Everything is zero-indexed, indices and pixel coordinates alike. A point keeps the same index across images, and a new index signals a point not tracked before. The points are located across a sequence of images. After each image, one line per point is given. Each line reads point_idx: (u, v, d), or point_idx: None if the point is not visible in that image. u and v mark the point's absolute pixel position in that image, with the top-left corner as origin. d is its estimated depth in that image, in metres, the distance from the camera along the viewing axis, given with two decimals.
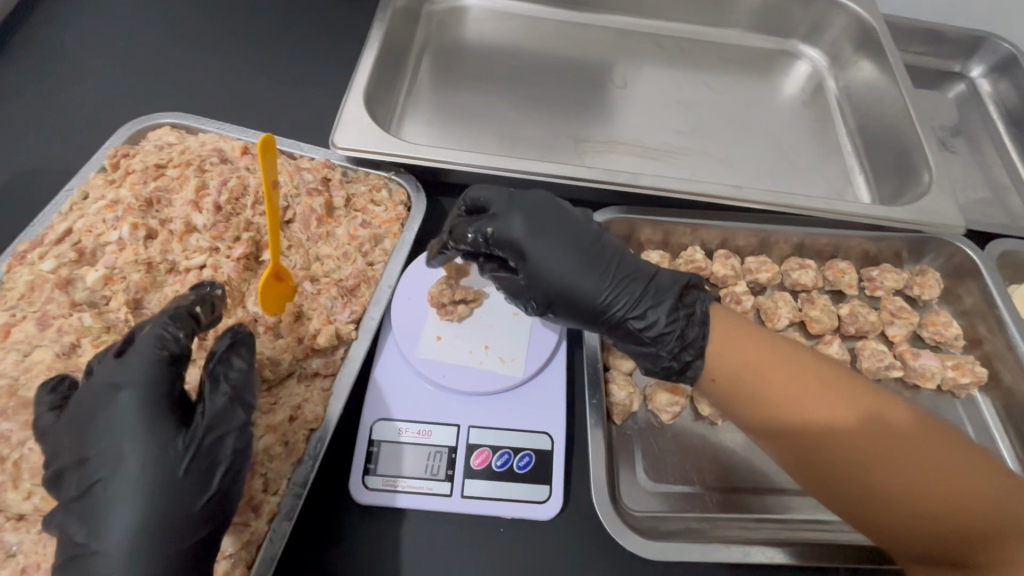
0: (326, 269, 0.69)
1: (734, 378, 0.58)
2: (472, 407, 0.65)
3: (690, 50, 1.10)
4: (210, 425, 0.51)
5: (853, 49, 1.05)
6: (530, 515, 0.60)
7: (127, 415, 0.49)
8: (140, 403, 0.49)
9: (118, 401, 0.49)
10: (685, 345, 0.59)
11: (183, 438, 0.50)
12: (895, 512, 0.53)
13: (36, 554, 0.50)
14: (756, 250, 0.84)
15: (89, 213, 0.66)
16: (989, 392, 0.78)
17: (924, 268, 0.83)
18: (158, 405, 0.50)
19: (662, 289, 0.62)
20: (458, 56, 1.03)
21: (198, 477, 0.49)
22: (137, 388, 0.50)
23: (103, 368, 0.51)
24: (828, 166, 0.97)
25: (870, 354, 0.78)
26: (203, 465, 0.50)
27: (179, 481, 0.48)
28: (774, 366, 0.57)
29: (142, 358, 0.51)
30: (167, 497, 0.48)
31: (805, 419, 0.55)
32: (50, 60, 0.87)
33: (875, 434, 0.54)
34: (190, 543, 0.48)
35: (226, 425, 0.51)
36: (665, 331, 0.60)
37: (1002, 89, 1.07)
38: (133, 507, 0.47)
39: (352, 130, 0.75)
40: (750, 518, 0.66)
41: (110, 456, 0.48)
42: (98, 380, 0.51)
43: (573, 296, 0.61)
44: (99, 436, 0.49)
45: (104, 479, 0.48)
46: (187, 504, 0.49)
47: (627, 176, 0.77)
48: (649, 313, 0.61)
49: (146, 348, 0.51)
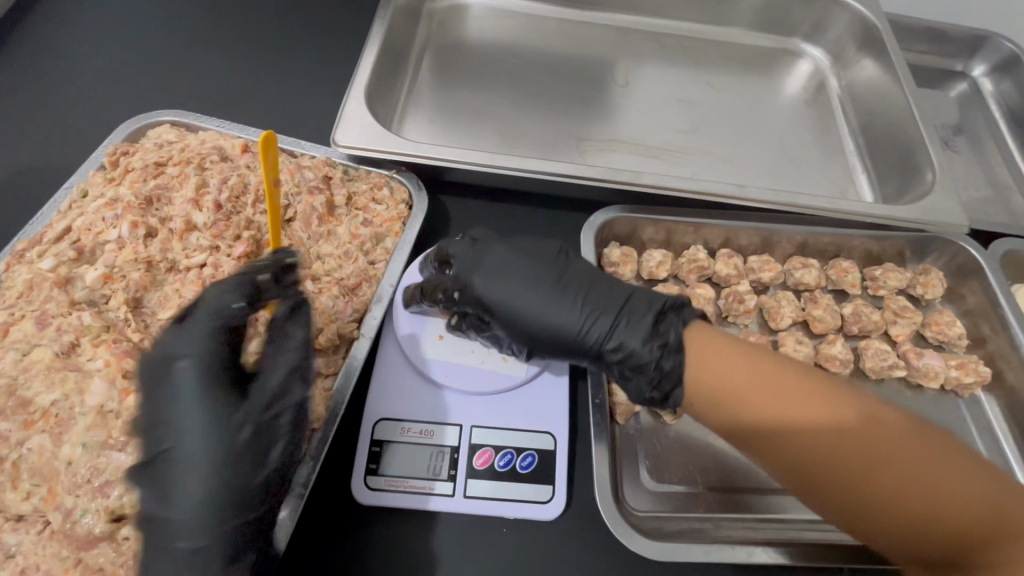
0: (327, 268, 0.69)
1: (716, 400, 0.57)
2: (474, 407, 0.65)
3: (692, 48, 1.10)
4: (267, 401, 0.51)
5: (855, 48, 1.05)
6: (533, 515, 0.60)
7: (190, 384, 0.49)
8: (198, 373, 0.50)
9: (182, 372, 0.50)
10: (662, 376, 0.59)
11: (243, 408, 0.50)
12: (896, 520, 0.52)
13: (35, 555, 0.49)
14: (758, 249, 0.84)
15: (88, 212, 0.65)
16: (992, 392, 0.78)
17: (926, 268, 0.83)
18: (216, 373, 0.50)
19: (635, 320, 0.61)
20: (459, 54, 1.02)
21: (257, 448, 0.49)
22: (196, 357, 0.50)
23: (171, 337, 0.52)
24: (831, 165, 0.96)
25: (874, 353, 0.77)
26: (259, 441, 0.50)
27: (236, 458, 0.48)
28: (757, 388, 0.55)
29: (200, 326, 0.52)
30: (224, 472, 0.48)
31: (801, 429, 0.54)
32: (48, 57, 0.86)
33: (871, 440, 0.53)
34: (245, 519, 0.48)
35: (283, 403, 0.52)
36: (642, 359, 0.60)
37: (1004, 88, 1.06)
38: (195, 480, 0.47)
39: (353, 128, 0.75)
40: (753, 518, 0.66)
41: (175, 424, 0.49)
42: (166, 346, 0.52)
43: (544, 336, 0.62)
44: (165, 411, 0.50)
45: (170, 447, 0.49)
46: (247, 476, 0.48)
47: (629, 175, 0.76)
48: (623, 344, 0.61)
49: (204, 319, 0.52)
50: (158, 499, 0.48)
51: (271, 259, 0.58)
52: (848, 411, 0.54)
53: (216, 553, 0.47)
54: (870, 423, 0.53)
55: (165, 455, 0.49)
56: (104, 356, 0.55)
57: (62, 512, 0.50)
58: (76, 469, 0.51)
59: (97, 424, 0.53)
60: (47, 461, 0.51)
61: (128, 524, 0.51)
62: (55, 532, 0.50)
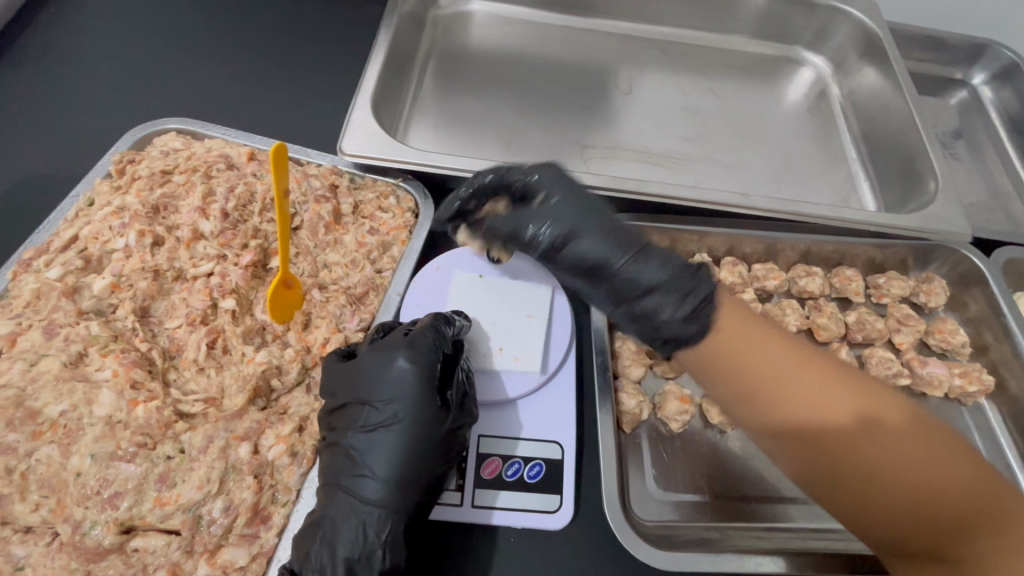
0: (334, 276, 0.69)
1: (718, 370, 0.59)
2: (482, 417, 0.65)
3: (695, 56, 1.11)
4: (460, 415, 0.59)
5: (857, 56, 1.06)
6: (541, 525, 0.60)
7: (405, 384, 0.57)
8: (416, 377, 0.57)
9: (406, 372, 0.57)
10: (692, 287, 0.60)
11: (441, 422, 0.57)
12: (880, 506, 0.53)
13: (44, 567, 0.49)
14: (762, 257, 0.84)
15: (95, 220, 0.65)
16: (996, 399, 0.78)
17: (930, 276, 0.84)
18: (426, 383, 0.58)
19: (658, 266, 0.62)
20: (463, 61, 1.03)
21: (441, 454, 0.57)
22: (416, 364, 0.58)
23: (395, 337, 0.60)
24: (834, 173, 0.97)
25: (879, 362, 0.78)
26: (443, 451, 0.57)
27: (435, 457, 0.56)
28: (755, 354, 0.57)
29: (421, 340, 0.59)
30: (416, 462, 0.55)
31: (789, 410, 0.56)
32: (53, 65, 0.86)
33: (857, 423, 0.54)
34: (411, 505, 0.55)
35: (469, 419, 0.59)
36: (668, 279, 0.61)
37: (1004, 96, 1.07)
38: (397, 466, 0.55)
39: (360, 136, 0.76)
40: (759, 527, 0.66)
41: (395, 413, 0.57)
42: (387, 344, 0.59)
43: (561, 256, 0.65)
44: (380, 395, 0.57)
45: (389, 434, 0.56)
46: (428, 473, 0.55)
47: (635, 184, 0.77)
48: (630, 280, 0.62)
49: (427, 329, 0.60)
50: (349, 475, 0.54)
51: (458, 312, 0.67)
52: (836, 390, 0.55)
53: (388, 526, 0.53)
54: (856, 407, 0.54)
55: (371, 436, 0.56)
56: (111, 366, 0.55)
57: (71, 523, 0.50)
58: (85, 480, 0.51)
59: (106, 434, 0.53)
60: (56, 472, 0.51)
61: (137, 535, 0.51)
62: (64, 544, 0.49)
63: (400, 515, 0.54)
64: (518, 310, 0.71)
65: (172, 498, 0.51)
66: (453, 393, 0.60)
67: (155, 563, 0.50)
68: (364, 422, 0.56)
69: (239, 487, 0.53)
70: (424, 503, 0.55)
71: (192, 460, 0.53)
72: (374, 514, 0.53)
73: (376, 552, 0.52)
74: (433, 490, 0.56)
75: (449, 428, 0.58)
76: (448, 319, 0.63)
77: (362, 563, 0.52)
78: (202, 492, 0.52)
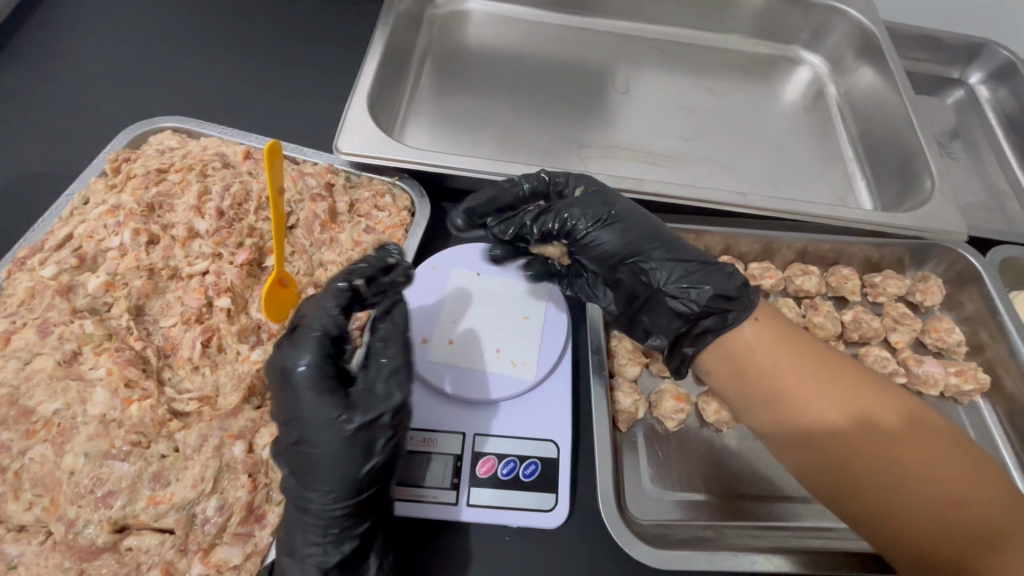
0: (329, 275, 0.69)
1: (749, 372, 0.59)
2: (478, 416, 0.65)
3: (692, 55, 1.11)
4: (375, 407, 0.52)
5: (854, 55, 1.06)
6: (536, 523, 0.60)
7: (301, 394, 0.52)
8: (308, 383, 0.51)
9: (301, 380, 0.52)
10: (728, 272, 0.62)
11: (349, 423, 0.51)
12: (897, 515, 0.53)
13: (38, 566, 0.49)
14: (759, 256, 0.84)
15: (90, 218, 0.65)
16: (992, 399, 0.78)
17: (926, 275, 0.84)
18: (323, 384, 0.52)
19: (698, 253, 0.64)
20: (460, 60, 1.02)
21: (363, 453, 0.52)
22: (305, 369, 0.52)
23: (286, 341, 0.54)
24: (831, 172, 0.97)
25: (874, 361, 0.78)
26: (363, 449, 0.52)
27: (355, 460, 0.52)
28: (776, 356, 0.59)
29: (308, 336, 0.53)
30: (339, 467, 0.52)
31: (815, 414, 0.56)
32: (48, 64, 0.86)
33: (881, 431, 0.55)
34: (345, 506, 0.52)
35: (385, 405, 0.52)
36: (706, 266, 0.62)
37: (1001, 95, 1.07)
38: (321, 472, 0.52)
39: (356, 135, 0.75)
40: (755, 526, 0.66)
41: (301, 427, 0.52)
42: (280, 351, 0.54)
43: (603, 244, 0.65)
44: (286, 408, 0.52)
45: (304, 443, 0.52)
46: (352, 474, 0.52)
47: (632, 182, 0.77)
48: (670, 264, 0.63)
49: (310, 329, 0.53)
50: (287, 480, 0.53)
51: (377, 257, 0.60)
52: (864, 398, 0.56)
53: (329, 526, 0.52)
54: (882, 414, 0.56)
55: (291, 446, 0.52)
56: (106, 365, 0.55)
57: (65, 522, 0.50)
58: (79, 478, 0.51)
59: (100, 433, 0.52)
60: (49, 471, 0.51)
61: (130, 534, 0.51)
62: (58, 543, 0.49)
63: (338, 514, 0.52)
64: (516, 309, 0.72)
65: (167, 496, 0.51)
66: (365, 380, 0.54)
67: (149, 562, 0.50)
68: (282, 432, 0.53)
69: (233, 486, 0.54)
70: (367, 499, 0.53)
71: (186, 459, 0.53)
72: (314, 525, 0.52)
73: (324, 546, 0.52)
74: (368, 489, 0.53)
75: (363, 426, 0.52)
76: (344, 295, 0.55)
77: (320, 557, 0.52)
78: (196, 491, 0.52)
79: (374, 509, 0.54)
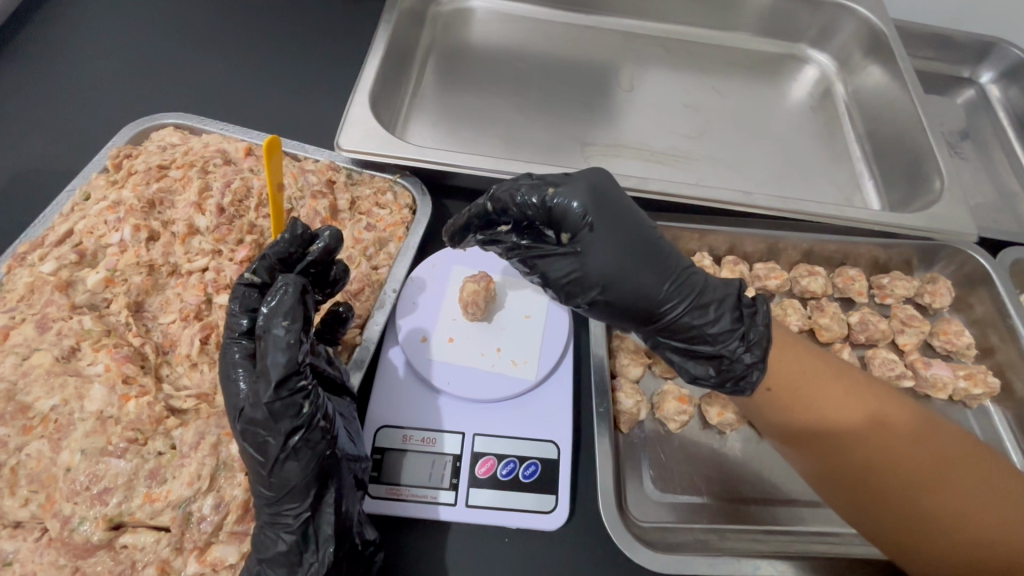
0: None
1: (785, 386, 0.56)
2: (478, 415, 0.64)
3: (698, 53, 1.10)
4: (256, 407, 0.48)
5: (861, 53, 1.05)
6: (534, 525, 0.59)
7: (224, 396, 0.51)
8: (226, 388, 0.51)
9: (223, 383, 0.51)
10: (749, 346, 0.55)
11: (240, 423, 0.49)
12: (921, 521, 0.53)
13: (33, 562, 0.49)
14: (764, 256, 0.83)
15: (91, 214, 0.65)
16: (1002, 403, 0.77)
17: (934, 276, 0.82)
18: (232, 389, 0.51)
19: (726, 290, 0.58)
20: (463, 58, 1.02)
21: (259, 450, 0.49)
22: (226, 378, 0.51)
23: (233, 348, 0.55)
24: (838, 172, 0.96)
25: (881, 363, 0.77)
26: (257, 447, 0.49)
27: (255, 461, 0.49)
28: (823, 378, 0.56)
29: (226, 347, 0.53)
30: (249, 462, 0.49)
31: (853, 416, 0.55)
32: (51, 61, 0.86)
33: (917, 439, 0.54)
34: (267, 497, 0.49)
35: (259, 404, 0.48)
36: (715, 337, 0.56)
37: (1013, 94, 1.05)
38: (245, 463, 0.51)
39: (357, 131, 0.75)
40: (758, 530, 0.65)
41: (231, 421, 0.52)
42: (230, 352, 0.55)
43: (615, 295, 0.55)
44: None
45: None
46: (259, 467, 0.49)
47: (636, 181, 0.76)
48: (677, 328, 0.56)
49: (227, 339, 0.53)
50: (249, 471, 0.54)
51: (290, 236, 0.55)
52: (901, 404, 0.56)
53: (265, 515, 0.50)
54: (898, 419, 0.55)
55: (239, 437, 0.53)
56: (104, 360, 0.55)
57: (60, 519, 0.49)
58: (75, 475, 0.50)
59: (97, 429, 0.52)
60: (46, 467, 0.51)
61: (126, 532, 0.50)
62: (52, 540, 0.49)
63: (267, 504, 0.50)
64: (517, 308, 0.71)
65: (162, 494, 0.51)
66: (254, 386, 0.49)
67: (144, 560, 0.49)
68: None
69: (230, 484, 0.53)
70: (291, 490, 0.49)
71: (183, 456, 0.53)
72: (258, 518, 0.51)
73: (261, 534, 0.50)
74: (282, 487, 0.49)
75: (250, 427, 0.49)
76: (247, 301, 0.53)
77: (258, 543, 0.50)
78: (192, 488, 0.51)
79: (301, 503, 0.50)
